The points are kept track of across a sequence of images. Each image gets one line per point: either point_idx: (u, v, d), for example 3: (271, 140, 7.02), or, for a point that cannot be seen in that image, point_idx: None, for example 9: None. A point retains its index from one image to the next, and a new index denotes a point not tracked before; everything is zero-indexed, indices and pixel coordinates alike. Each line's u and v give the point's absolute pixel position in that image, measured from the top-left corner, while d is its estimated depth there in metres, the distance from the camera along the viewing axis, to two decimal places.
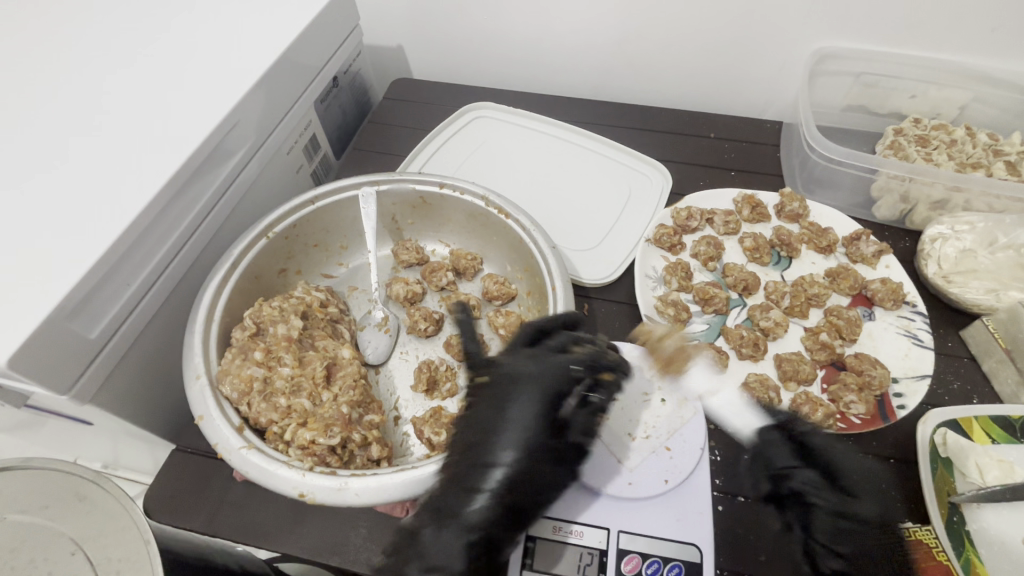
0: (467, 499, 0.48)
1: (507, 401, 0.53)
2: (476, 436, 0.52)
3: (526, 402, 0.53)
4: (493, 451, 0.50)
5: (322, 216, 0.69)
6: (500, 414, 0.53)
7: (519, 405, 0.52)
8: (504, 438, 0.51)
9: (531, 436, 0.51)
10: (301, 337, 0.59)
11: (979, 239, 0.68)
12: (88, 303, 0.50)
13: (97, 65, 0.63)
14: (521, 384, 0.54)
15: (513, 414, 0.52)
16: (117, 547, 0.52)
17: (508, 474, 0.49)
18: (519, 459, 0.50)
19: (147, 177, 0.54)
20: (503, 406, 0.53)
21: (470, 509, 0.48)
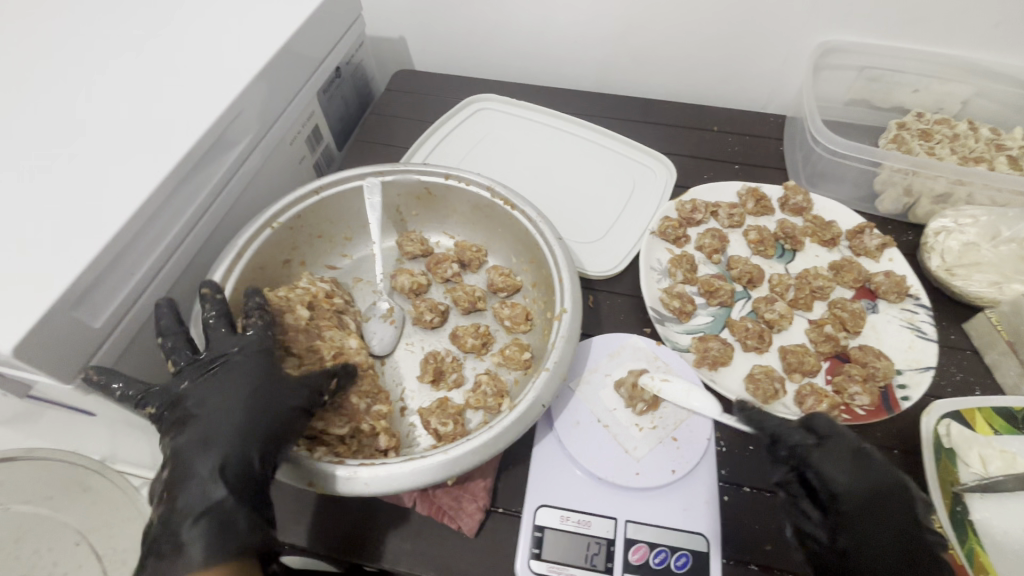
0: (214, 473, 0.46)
1: (234, 370, 0.51)
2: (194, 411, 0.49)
3: (242, 368, 0.51)
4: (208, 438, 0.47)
5: (327, 206, 0.69)
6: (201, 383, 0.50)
7: (231, 372, 0.51)
8: (214, 419, 0.48)
9: (254, 399, 0.50)
10: (308, 327, 0.59)
11: (981, 233, 0.69)
12: (92, 293, 0.49)
13: (97, 53, 0.62)
14: (243, 351, 0.53)
15: (217, 397, 0.49)
16: None
17: (232, 441, 0.47)
18: (237, 428, 0.48)
19: (150, 165, 0.54)
20: (209, 375, 0.51)
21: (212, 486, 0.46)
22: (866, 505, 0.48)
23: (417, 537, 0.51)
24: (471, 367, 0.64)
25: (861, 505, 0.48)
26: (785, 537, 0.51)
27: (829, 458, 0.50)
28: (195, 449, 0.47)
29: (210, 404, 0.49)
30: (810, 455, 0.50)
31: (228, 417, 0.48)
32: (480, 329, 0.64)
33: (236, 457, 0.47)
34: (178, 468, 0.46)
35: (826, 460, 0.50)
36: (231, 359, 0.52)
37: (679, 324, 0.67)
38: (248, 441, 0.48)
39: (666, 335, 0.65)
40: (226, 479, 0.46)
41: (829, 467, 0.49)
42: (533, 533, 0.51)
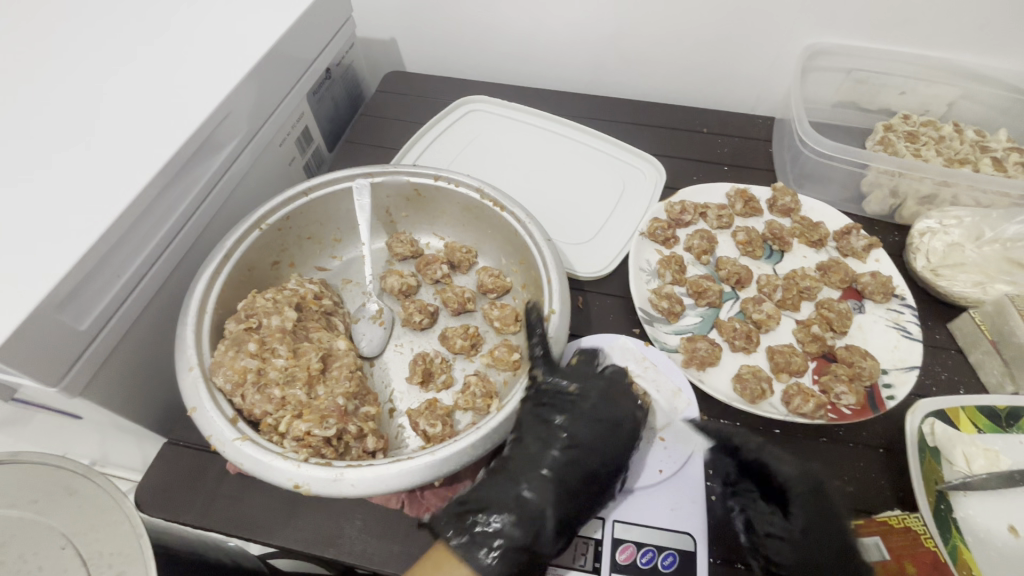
0: (529, 495, 0.50)
1: (590, 407, 0.55)
2: (536, 444, 0.53)
3: (601, 403, 0.56)
4: (540, 463, 0.52)
5: (316, 208, 0.69)
6: (575, 415, 0.55)
7: (597, 405, 0.55)
8: (576, 442, 0.54)
9: (611, 439, 0.54)
10: (294, 329, 0.58)
11: (965, 233, 0.70)
12: (78, 295, 0.49)
13: (85, 54, 0.62)
14: (592, 388, 0.57)
15: (564, 428, 0.54)
16: (110, 541, 0.51)
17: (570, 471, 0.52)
18: (590, 460, 0.53)
19: (137, 166, 0.54)
20: (582, 409, 0.55)
21: (539, 506, 0.50)
22: (813, 502, 0.50)
23: (405, 538, 0.51)
24: (460, 368, 0.64)
25: (809, 500, 0.50)
26: None
27: (776, 458, 0.51)
28: (529, 476, 0.51)
29: (580, 440, 0.54)
30: (762, 457, 0.52)
31: (558, 442, 0.53)
32: (469, 330, 0.64)
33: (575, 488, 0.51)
34: (493, 497, 0.50)
35: (774, 460, 0.51)
36: (580, 394, 0.56)
37: (668, 325, 0.67)
38: (586, 466, 0.52)
39: (654, 335, 0.65)
40: (554, 504, 0.50)
41: (778, 465, 0.51)
42: None
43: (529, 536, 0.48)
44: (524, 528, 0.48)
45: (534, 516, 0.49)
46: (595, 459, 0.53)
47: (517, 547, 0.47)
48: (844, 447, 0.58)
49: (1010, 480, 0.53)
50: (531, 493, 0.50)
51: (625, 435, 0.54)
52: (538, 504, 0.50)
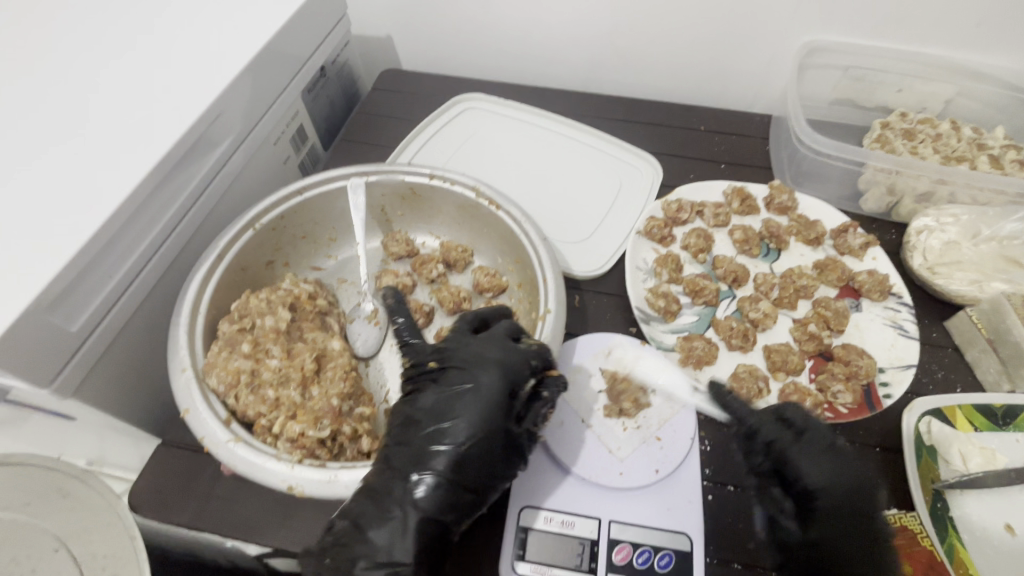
0: (415, 484, 0.45)
1: (469, 386, 0.49)
2: (422, 429, 0.48)
3: (486, 381, 0.49)
4: (431, 442, 0.47)
5: (311, 207, 0.68)
6: (456, 396, 0.49)
7: (480, 384, 0.49)
8: (461, 414, 0.47)
9: (491, 419, 0.47)
10: (288, 329, 0.58)
11: (962, 231, 0.70)
12: (68, 296, 0.48)
13: (77, 52, 0.61)
14: (478, 366, 0.50)
15: (442, 401, 0.49)
16: (105, 544, 0.51)
17: (454, 457, 0.46)
18: (473, 444, 0.46)
19: (128, 165, 0.53)
20: (462, 389, 0.49)
21: (424, 496, 0.45)
22: (846, 507, 0.49)
23: None
24: None
25: (834, 505, 0.49)
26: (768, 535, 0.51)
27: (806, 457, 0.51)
28: (410, 463, 0.46)
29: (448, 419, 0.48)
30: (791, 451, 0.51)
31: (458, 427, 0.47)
32: None
33: (459, 473, 0.46)
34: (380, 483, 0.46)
35: (806, 459, 0.51)
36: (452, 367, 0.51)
37: (665, 324, 0.67)
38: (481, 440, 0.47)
39: (651, 334, 0.65)
40: (436, 492, 0.45)
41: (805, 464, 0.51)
42: (517, 534, 0.50)
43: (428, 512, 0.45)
44: (414, 508, 0.44)
45: (419, 507, 0.44)
46: (474, 442, 0.46)
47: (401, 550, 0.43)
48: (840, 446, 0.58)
49: (1008, 478, 0.53)
50: (417, 475, 0.45)
51: (502, 415, 0.48)
52: (423, 490, 0.45)
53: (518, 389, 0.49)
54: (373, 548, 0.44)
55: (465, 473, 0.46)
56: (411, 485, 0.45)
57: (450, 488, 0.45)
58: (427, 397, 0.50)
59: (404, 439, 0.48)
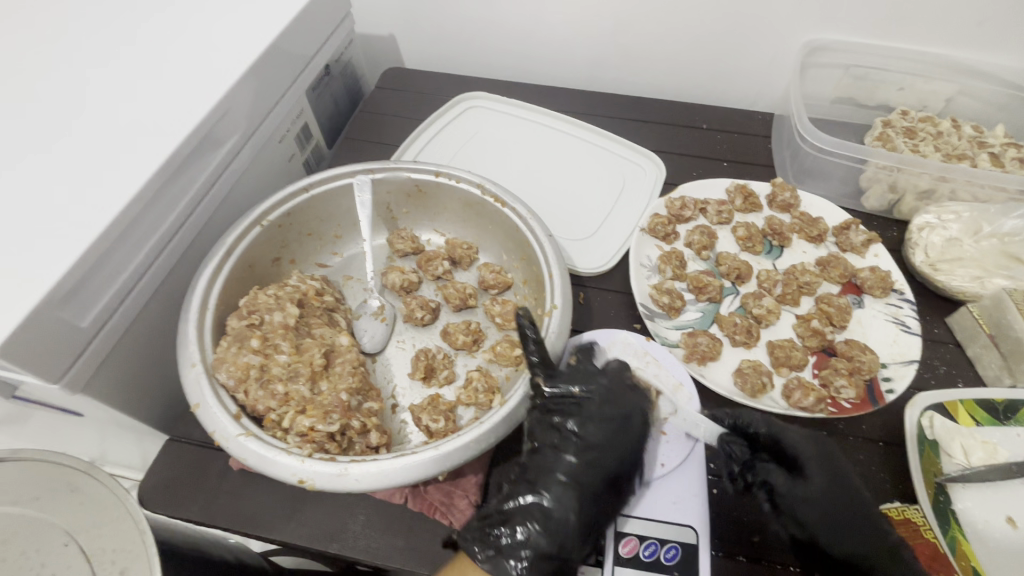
0: (561, 510, 0.49)
1: (610, 422, 0.54)
2: (554, 458, 0.52)
3: (631, 418, 0.55)
4: (559, 469, 0.52)
5: (317, 204, 0.69)
6: (597, 432, 0.54)
7: (618, 421, 0.54)
8: (599, 450, 0.53)
9: (631, 454, 0.53)
10: (297, 325, 0.58)
11: (964, 228, 0.70)
12: (79, 291, 0.49)
13: (85, 50, 0.61)
14: (626, 402, 0.55)
15: (576, 432, 0.53)
16: (114, 538, 0.51)
17: (594, 490, 0.51)
18: (609, 477, 0.52)
19: (137, 162, 0.54)
20: (598, 423, 0.54)
21: (564, 522, 0.49)
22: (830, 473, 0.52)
23: (409, 533, 0.51)
24: (462, 364, 0.64)
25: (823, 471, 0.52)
26: (772, 528, 0.52)
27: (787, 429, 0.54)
28: (551, 488, 0.51)
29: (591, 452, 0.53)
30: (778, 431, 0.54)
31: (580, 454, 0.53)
32: (470, 326, 0.64)
33: (596, 502, 0.50)
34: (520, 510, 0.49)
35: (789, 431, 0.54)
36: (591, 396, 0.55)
37: (669, 320, 0.68)
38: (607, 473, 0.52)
39: (655, 330, 0.66)
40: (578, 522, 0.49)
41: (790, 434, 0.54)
42: None
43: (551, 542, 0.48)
44: (550, 536, 0.48)
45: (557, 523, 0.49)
46: (611, 477, 0.52)
47: (544, 555, 0.47)
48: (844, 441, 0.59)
49: (1009, 471, 0.54)
50: (547, 496, 0.50)
51: (637, 453, 0.54)
52: (552, 505, 0.49)
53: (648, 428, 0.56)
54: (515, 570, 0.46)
55: (601, 502, 0.50)
56: (542, 508, 0.49)
57: (585, 517, 0.49)
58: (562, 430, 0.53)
59: (540, 466, 0.52)
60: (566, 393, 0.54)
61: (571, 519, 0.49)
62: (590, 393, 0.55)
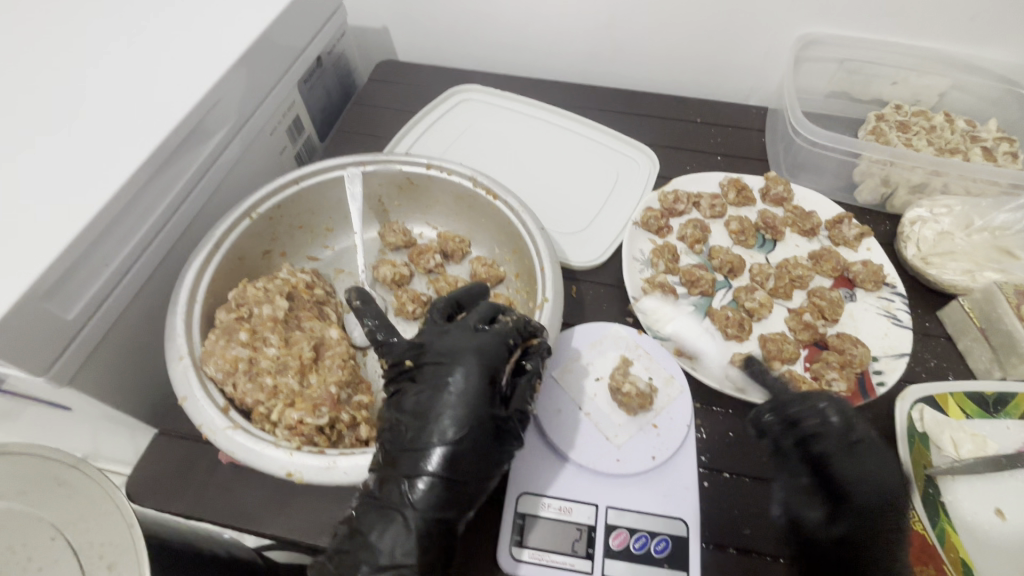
0: (413, 484, 0.45)
1: (451, 380, 0.48)
2: (407, 425, 0.48)
3: (466, 371, 0.48)
4: (416, 444, 0.46)
5: (308, 197, 0.68)
6: (440, 390, 0.48)
7: (457, 377, 0.48)
8: (445, 414, 0.47)
9: (476, 413, 0.47)
10: (286, 318, 0.58)
11: (956, 222, 0.70)
12: (64, 284, 0.48)
13: (72, 39, 0.61)
14: (461, 356, 0.49)
15: (430, 399, 0.48)
16: (102, 531, 0.50)
17: (449, 454, 0.45)
18: (463, 436, 0.46)
19: (124, 153, 0.53)
20: (443, 384, 0.48)
21: (417, 495, 0.45)
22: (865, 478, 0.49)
23: None
24: None
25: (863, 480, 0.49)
26: (761, 520, 0.52)
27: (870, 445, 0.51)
28: (403, 459, 0.46)
29: (434, 414, 0.47)
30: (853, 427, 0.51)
31: (446, 424, 0.46)
32: None
33: (454, 467, 0.45)
34: (385, 497, 0.45)
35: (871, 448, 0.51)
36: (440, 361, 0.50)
37: (661, 314, 0.68)
38: (463, 441, 0.46)
39: (647, 324, 0.66)
40: (433, 490, 0.45)
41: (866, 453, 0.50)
42: (515, 520, 0.51)
43: (413, 524, 0.44)
44: (410, 527, 0.44)
45: (424, 499, 0.45)
46: (464, 435, 0.46)
47: (416, 539, 0.44)
48: None
49: (999, 464, 0.54)
50: (407, 482, 0.45)
51: (489, 402, 0.48)
52: (418, 494, 0.45)
53: (499, 372, 0.49)
54: (375, 552, 0.44)
55: (455, 474, 0.45)
56: (401, 495, 0.45)
57: (445, 486, 0.45)
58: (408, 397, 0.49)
59: (397, 439, 0.47)
60: (403, 366, 0.52)
61: (426, 497, 0.45)
62: (446, 358, 0.50)
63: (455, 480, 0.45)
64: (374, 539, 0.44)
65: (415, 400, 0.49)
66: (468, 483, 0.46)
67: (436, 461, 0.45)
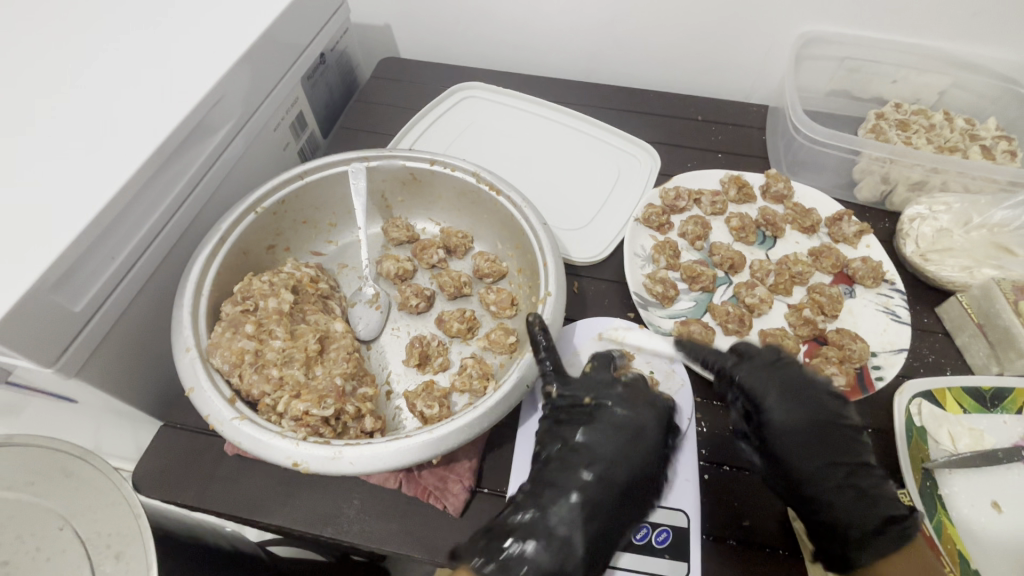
0: (565, 524, 0.46)
1: (637, 432, 0.51)
2: (569, 460, 0.50)
3: (648, 426, 0.51)
4: (575, 477, 0.48)
5: (311, 192, 0.69)
6: (612, 438, 0.51)
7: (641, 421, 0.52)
8: (619, 458, 0.50)
9: (647, 461, 0.50)
10: (291, 311, 0.58)
11: (954, 219, 0.71)
12: (72, 276, 0.49)
13: (76, 35, 0.61)
14: (648, 412, 0.52)
15: (591, 439, 0.51)
16: (109, 522, 0.51)
17: (597, 501, 0.47)
18: (617, 486, 0.48)
19: (131, 146, 0.53)
20: (627, 433, 0.51)
21: (559, 539, 0.45)
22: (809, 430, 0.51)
23: (404, 518, 0.52)
24: (457, 351, 0.64)
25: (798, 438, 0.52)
26: (761, 512, 0.53)
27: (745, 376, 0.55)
28: (564, 498, 0.47)
29: (607, 457, 0.49)
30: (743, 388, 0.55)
31: (599, 459, 0.50)
32: (465, 314, 0.64)
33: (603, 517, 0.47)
34: (534, 516, 0.46)
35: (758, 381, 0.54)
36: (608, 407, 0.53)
37: (662, 310, 0.68)
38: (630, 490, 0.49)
39: (649, 319, 0.66)
40: (592, 523, 0.46)
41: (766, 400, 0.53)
42: None
43: (561, 553, 0.44)
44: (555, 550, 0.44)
45: (563, 535, 0.45)
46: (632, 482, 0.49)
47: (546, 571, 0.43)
48: None
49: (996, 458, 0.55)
50: (564, 510, 0.46)
51: (654, 463, 0.50)
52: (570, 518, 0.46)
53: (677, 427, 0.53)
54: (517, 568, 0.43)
55: (617, 516, 0.47)
56: (555, 518, 0.46)
57: (592, 533, 0.46)
58: (580, 434, 0.51)
59: (547, 475, 0.49)
60: (579, 402, 0.53)
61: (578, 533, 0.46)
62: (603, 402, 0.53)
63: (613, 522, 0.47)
64: (505, 558, 0.43)
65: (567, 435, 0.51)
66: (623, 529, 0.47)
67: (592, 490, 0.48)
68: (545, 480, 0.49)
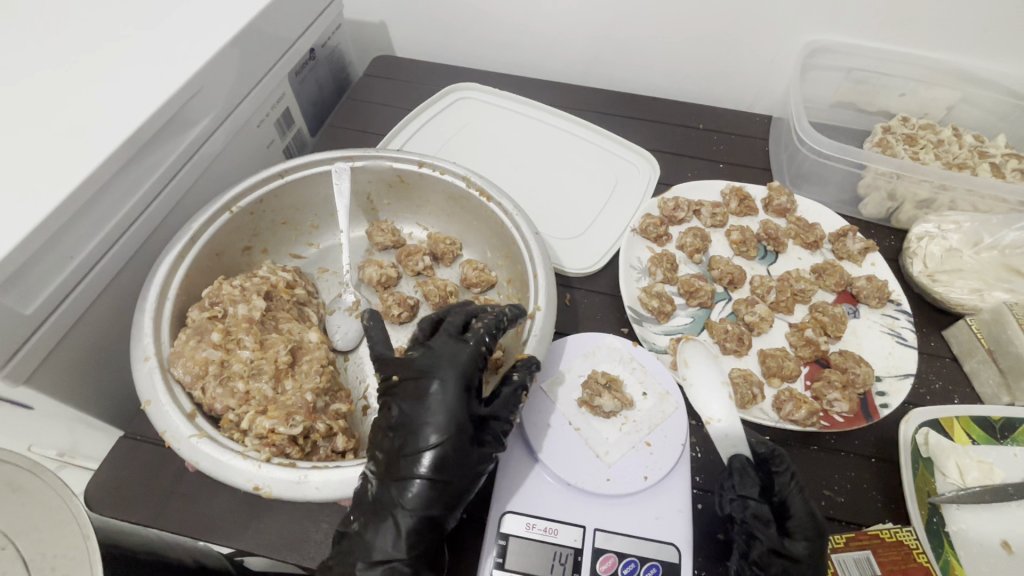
0: (404, 485, 0.43)
1: (428, 392, 0.46)
2: (397, 431, 0.45)
3: (450, 375, 0.46)
4: (406, 449, 0.44)
5: (292, 192, 0.65)
6: (424, 394, 0.46)
7: (442, 381, 0.46)
8: (433, 418, 0.45)
9: (460, 418, 0.45)
10: (263, 319, 0.54)
11: (964, 239, 0.68)
12: (21, 277, 0.45)
13: (49, 19, 0.58)
14: (438, 367, 0.47)
15: (411, 408, 0.46)
16: (56, 542, 0.47)
17: (441, 454, 0.44)
18: (447, 440, 0.44)
19: (97, 139, 0.50)
20: (425, 393, 0.46)
21: (407, 495, 0.43)
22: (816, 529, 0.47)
23: None
24: None
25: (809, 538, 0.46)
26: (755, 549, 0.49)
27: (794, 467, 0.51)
28: (398, 461, 0.44)
29: (438, 418, 0.44)
30: (787, 485, 0.49)
31: (432, 424, 0.44)
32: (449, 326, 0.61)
33: (445, 472, 0.43)
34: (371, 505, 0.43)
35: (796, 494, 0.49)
36: (431, 369, 0.47)
37: (657, 325, 0.65)
38: (459, 450, 0.44)
39: (643, 335, 0.63)
40: (425, 492, 0.43)
41: (794, 497, 0.49)
42: (497, 541, 0.48)
43: (401, 529, 0.42)
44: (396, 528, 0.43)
45: (403, 504, 0.43)
46: (455, 438, 0.44)
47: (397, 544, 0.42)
48: (835, 457, 0.56)
49: (1007, 494, 0.52)
50: (393, 486, 0.43)
51: (466, 407, 0.46)
52: (409, 494, 0.43)
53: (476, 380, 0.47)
54: (370, 548, 0.43)
55: (446, 479, 0.44)
56: (388, 496, 0.43)
57: (436, 487, 0.43)
58: (396, 407, 0.46)
59: (385, 444, 0.45)
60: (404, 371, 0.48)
61: (414, 506, 0.43)
62: (424, 368, 0.47)
63: (450, 486, 0.44)
64: (359, 541, 0.43)
65: (404, 402, 0.46)
66: (460, 489, 0.44)
67: (438, 451, 0.44)
68: (385, 450, 0.45)
